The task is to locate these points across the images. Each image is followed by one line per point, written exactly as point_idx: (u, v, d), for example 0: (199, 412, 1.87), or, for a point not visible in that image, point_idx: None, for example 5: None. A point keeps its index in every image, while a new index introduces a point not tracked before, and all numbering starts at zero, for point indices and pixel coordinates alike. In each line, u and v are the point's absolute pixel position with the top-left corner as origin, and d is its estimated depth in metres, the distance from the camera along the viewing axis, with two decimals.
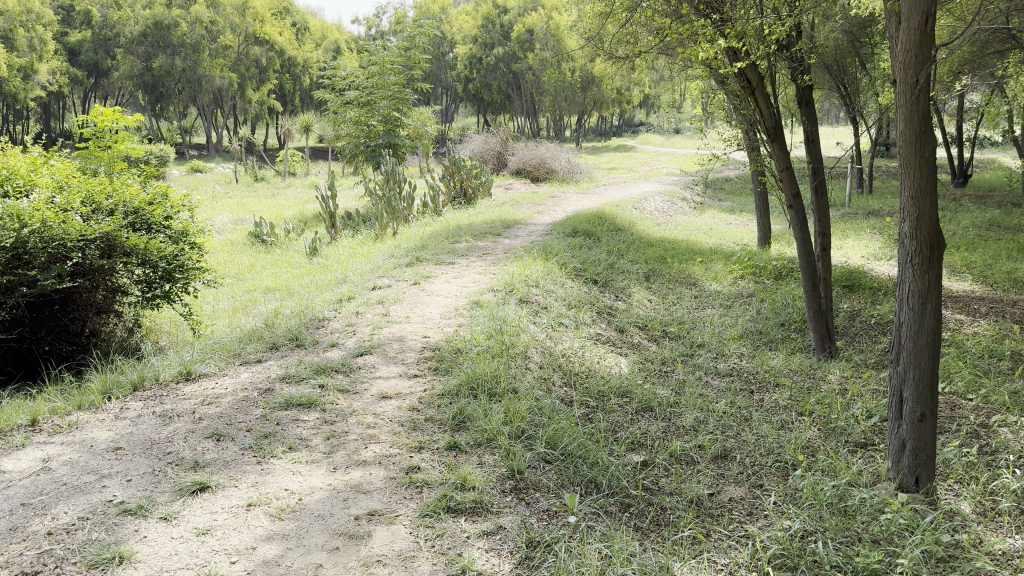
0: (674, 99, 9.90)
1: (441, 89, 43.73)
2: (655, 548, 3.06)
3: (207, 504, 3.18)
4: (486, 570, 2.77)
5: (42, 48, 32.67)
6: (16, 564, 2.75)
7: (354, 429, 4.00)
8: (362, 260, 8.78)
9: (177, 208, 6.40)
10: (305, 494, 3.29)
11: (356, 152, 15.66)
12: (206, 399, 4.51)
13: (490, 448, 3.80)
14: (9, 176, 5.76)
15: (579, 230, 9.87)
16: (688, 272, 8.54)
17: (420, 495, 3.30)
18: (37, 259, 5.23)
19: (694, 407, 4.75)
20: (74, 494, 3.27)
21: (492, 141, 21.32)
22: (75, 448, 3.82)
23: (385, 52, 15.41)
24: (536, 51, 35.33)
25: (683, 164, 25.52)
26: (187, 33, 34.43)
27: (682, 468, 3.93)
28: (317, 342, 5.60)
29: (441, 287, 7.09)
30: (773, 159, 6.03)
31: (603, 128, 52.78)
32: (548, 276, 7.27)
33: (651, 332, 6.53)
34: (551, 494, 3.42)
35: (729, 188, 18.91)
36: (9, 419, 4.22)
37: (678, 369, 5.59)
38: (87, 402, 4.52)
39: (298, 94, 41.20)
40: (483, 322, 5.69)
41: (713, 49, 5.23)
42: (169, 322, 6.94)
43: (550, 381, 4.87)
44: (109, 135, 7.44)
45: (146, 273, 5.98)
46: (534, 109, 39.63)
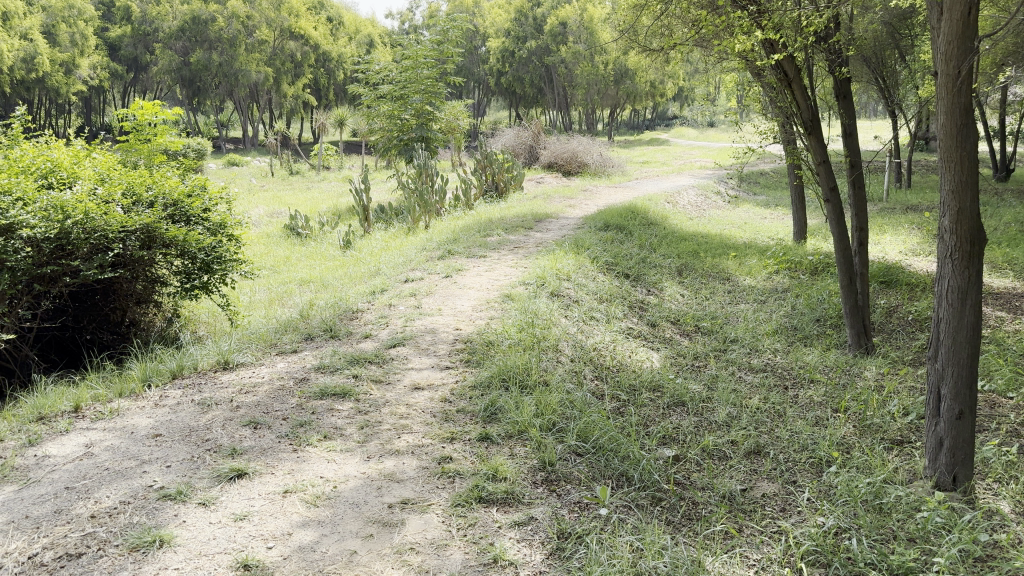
0: (709, 93, 9.81)
1: (474, 83, 43.78)
2: (687, 542, 3.05)
3: (244, 491, 3.24)
4: (518, 560, 2.79)
5: (83, 43, 33.35)
6: (61, 546, 2.83)
7: (387, 419, 4.04)
8: (395, 253, 8.85)
9: (214, 201, 6.49)
10: (339, 482, 3.34)
11: (389, 145, 15.78)
12: (243, 388, 4.58)
13: (521, 440, 3.81)
14: (53, 169, 5.90)
15: (611, 224, 9.81)
16: (722, 266, 8.48)
17: (453, 485, 3.32)
18: (79, 250, 5.34)
19: (727, 403, 4.72)
20: (116, 479, 3.36)
21: (525, 135, 21.37)
22: (116, 434, 3.91)
23: (418, 46, 15.41)
24: (569, 44, 35.21)
25: (716, 158, 25.23)
26: (224, 28, 34.90)
27: (714, 464, 3.91)
28: (351, 333, 5.66)
29: (473, 280, 7.11)
30: (810, 153, 5.94)
31: (636, 122, 52.46)
32: (580, 270, 7.25)
33: (684, 327, 6.50)
34: (582, 487, 3.43)
35: (764, 182, 18.70)
36: (54, 405, 4.34)
37: (711, 364, 5.56)
38: (129, 389, 4.62)
39: (332, 88, 41.50)
40: (514, 316, 5.70)
41: (750, 41, 5.19)
42: (208, 313, 7.06)
43: (581, 374, 4.88)
44: (149, 129, 7.59)
45: (185, 264, 6.07)
46: (567, 103, 39.46)
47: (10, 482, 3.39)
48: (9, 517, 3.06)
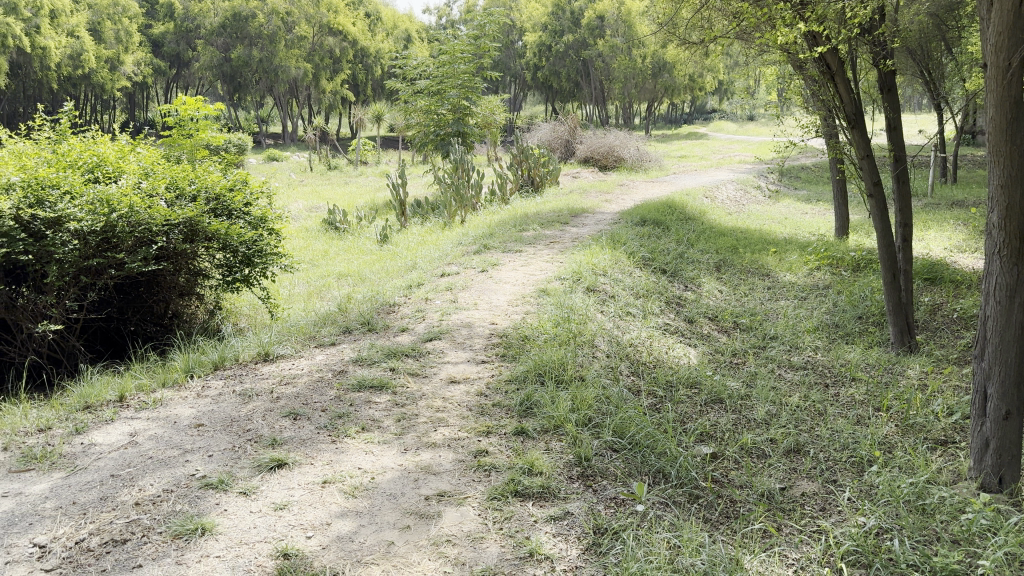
0: (749, 86, 9.69)
1: (510, 77, 43.81)
2: (724, 540, 3.02)
3: (284, 480, 3.28)
4: (555, 554, 2.79)
5: (128, 39, 34.04)
6: (106, 532, 2.90)
7: (423, 412, 4.06)
8: (431, 247, 8.91)
9: (255, 195, 6.59)
10: (377, 473, 3.37)
11: (426, 140, 15.87)
12: (283, 379, 4.65)
13: (557, 435, 3.80)
14: (99, 163, 6.02)
15: (647, 219, 9.74)
16: (761, 262, 8.37)
17: (488, 478, 3.33)
18: (124, 242, 5.44)
19: (766, 400, 4.66)
20: (160, 467, 3.43)
21: (561, 129, 21.34)
22: (160, 424, 3.98)
23: (455, 40, 15.36)
24: (606, 38, 35.07)
25: (756, 153, 24.89)
26: (264, 24, 35.37)
27: (753, 462, 3.86)
28: (388, 326, 5.70)
29: (508, 275, 7.11)
30: (853, 147, 5.83)
31: (673, 116, 52.09)
32: (616, 265, 7.21)
33: (722, 323, 6.43)
34: (618, 483, 3.42)
35: (805, 177, 18.43)
36: (100, 394, 4.45)
37: (750, 362, 5.49)
38: (172, 379, 4.71)
39: (370, 84, 41.79)
40: (550, 310, 5.69)
41: (792, 33, 5.11)
42: (248, 305, 7.17)
43: (617, 370, 4.85)
44: (191, 124, 7.71)
45: (227, 257, 6.16)
46: (603, 97, 39.30)
47: (58, 469, 3.48)
48: (57, 503, 3.14)
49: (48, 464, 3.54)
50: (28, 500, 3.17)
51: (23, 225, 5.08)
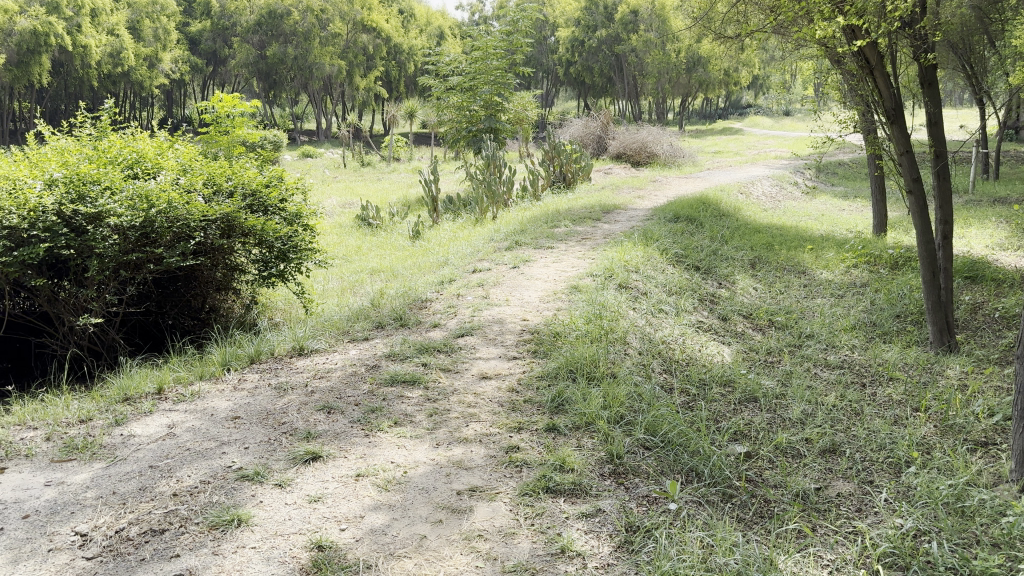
0: (786, 81, 9.56)
1: (542, 73, 43.72)
2: (759, 540, 2.99)
3: (319, 473, 3.31)
4: (586, 551, 2.78)
5: (166, 38, 34.60)
6: (146, 522, 2.95)
7: (455, 407, 4.08)
8: (463, 243, 8.93)
9: (291, 191, 6.67)
10: (410, 467, 3.39)
11: (458, 137, 15.90)
12: (317, 373, 4.70)
13: (589, 432, 3.79)
14: (139, 160, 6.12)
15: (681, 215, 9.66)
16: (797, 260, 8.27)
17: (520, 474, 3.34)
18: (163, 238, 5.53)
19: (802, 399, 4.61)
20: (197, 459, 3.48)
21: (593, 125, 21.26)
22: (197, 416, 4.05)
23: (488, 37, 15.35)
24: (640, 32, 34.82)
25: (792, 149, 24.56)
26: (299, 21, 35.72)
27: (788, 462, 3.81)
28: (420, 322, 5.73)
29: (540, 271, 7.10)
30: (892, 142, 5.73)
31: (708, 112, 51.66)
32: (648, 262, 7.17)
33: (757, 321, 6.36)
34: (651, 481, 3.40)
35: (842, 173, 18.15)
36: (139, 387, 4.53)
37: (785, 360, 5.43)
38: (209, 372, 4.79)
39: (403, 80, 41.96)
40: (582, 307, 5.68)
41: (831, 27, 5.04)
42: (283, 300, 7.25)
43: (650, 367, 4.83)
44: (228, 121, 7.82)
45: (263, 253, 6.24)
46: (636, 92, 39.02)
47: (99, 459, 3.55)
48: (98, 492, 3.20)
49: (89, 455, 3.62)
50: (70, 489, 3.24)
51: (65, 220, 5.20)
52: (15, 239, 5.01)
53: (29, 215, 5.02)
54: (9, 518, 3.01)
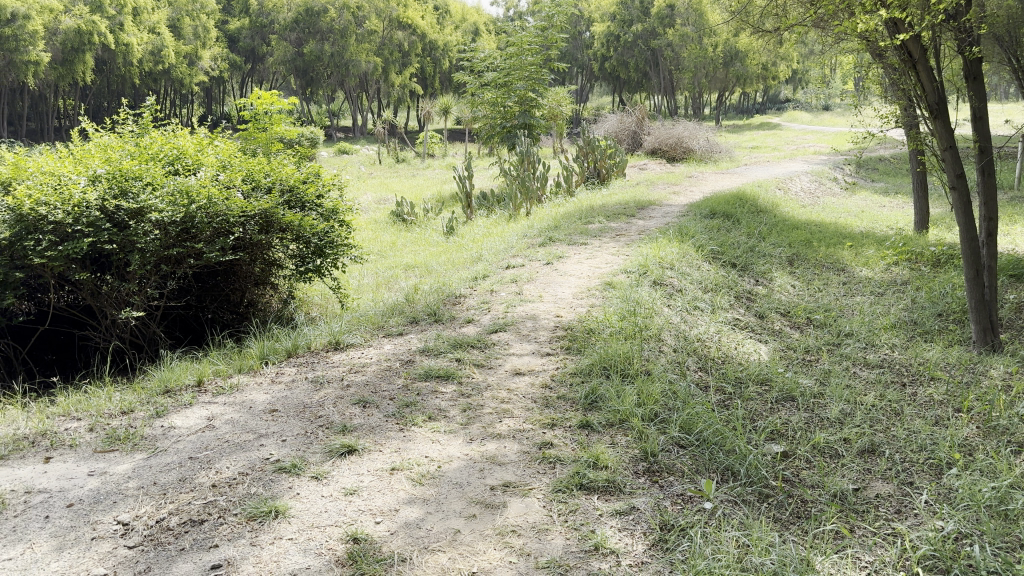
0: (825, 75, 9.41)
1: (577, 68, 43.60)
2: (795, 540, 2.96)
3: (354, 466, 3.35)
4: (620, 548, 2.77)
5: (205, 35, 35.14)
6: (185, 512, 3.01)
7: (488, 403, 4.09)
8: (496, 239, 8.95)
9: (328, 187, 6.74)
10: (444, 462, 3.41)
11: (492, 132, 15.91)
12: (353, 367, 4.74)
13: (623, 430, 3.78)
14: (179, 156, 6.22)
15: (717, 212, 9.59)
16: (836, 257, 8.15)
17: (554, 470, 3.34)
18: (203, 233, 5.62)
19: (840, 399, 4.54)
20: (236, 450, 3.54)
21: (628, 120, 21.14)
22: (235, 408, 4.12)
23: (523, 32, 15.31)
24: (677, 27, 34.60)
25: (831, 144, 24.15)
26: (336, 19, 36.04)
27: (825, 461, 3.77)
28: (454, 317, 5.75)
29: (573, 267, 7.08)
30: (936, 138, 5.62)
31: (745, 107, 51.08)
32: (684, 259, 7.10)
33: (795, 319, 6.29)
34: (686, 479, 3.38)
35: (882, 168, 17.83)
36: (180, 379, 4.62)
37: (823, 359, 5.36)
38: (248, 365, 4.86)
39: (438, 77, 42.09)
40: (616, 303, 5.65)
41: (873, 20, 4.97)
42: (320, 295, 7.33)
43: (685, 365, 4.80)
44: (266, 118, 7.92)
45: (300, 248, 6.31)
46: (672, 87, 38.73)
47: (140, 450, 3.63)
48: (140, 483, 3.27)
49: (131, 446, 3.69)
50: (113, 479, 3.31)
51: (108, 215, 5.30)
52: (60, 234, 5.13)
53: (73, 210, 5.13)
54: (54, 506, 3.09)
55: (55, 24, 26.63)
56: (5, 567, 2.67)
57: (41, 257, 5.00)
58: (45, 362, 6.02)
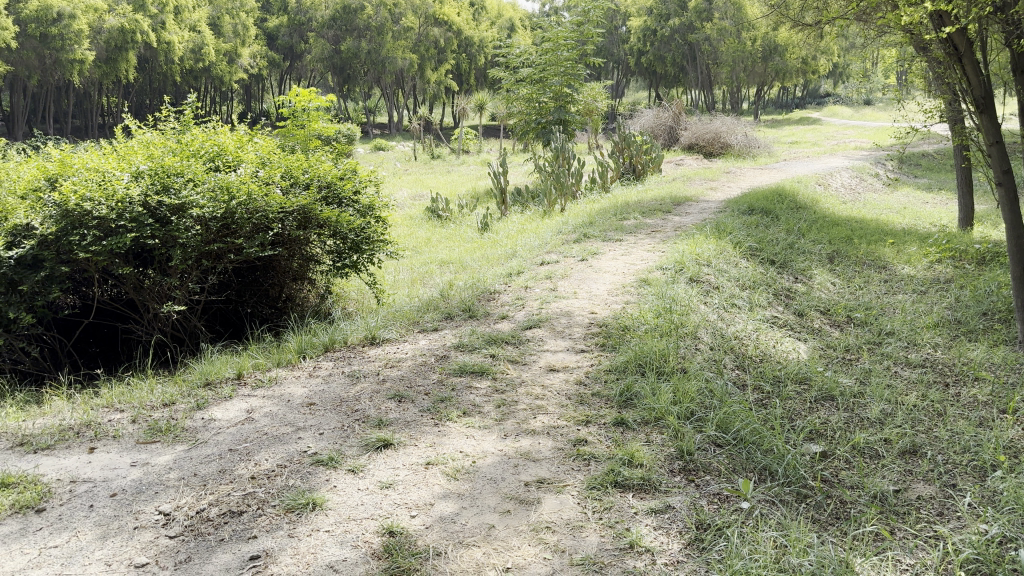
0: (867, 69, 9.23)
1: (613, 63, 43.41)
2: (834, 541, 2.92)
3: (390, 461, 3.37)
4: (655, 547, 2.76)
5: (244, 33, 35.64)
6: (225, 503, 3.06)
7: (523, 399, 4.09)
8: (531, 235, 8.95)
9: (364, 183, 6.78)
10: (478, 457, 3.42)
11: (527, 129, 15.91)
12: (388, 362, 4.78)
13: (658, 427, 3.76)
14: (220, 153, 6.31)
15: (755, 208, 9.48)
16: (877, 254, 8.01)
17: (588, 467, 3.33)
18: (243, 229, 5.69)
19: (881, 399, 4.46)
20: (275, 443, 3.59)
21: (665, 115, 21.00)
22: (274, 401, 4.18)
23: (559, 27, 15.26)
24: (714, 21, 34.38)
25: (872, 139, 23.68)
26: (372, 16, 36.34)
27: (865, 462, 3.71)
28: (488, 313, 5.77)
29: (608, 264, 7.06)
30: (982, 133, 5.50)
31: (784, 102, 50.42)
32: (721, 255, 7.04)
33: (835, 317, 6.19)
34: (723, 479, 3.34)
35: (926, 164, 17.47)
36: (220, 372, 4.70)
37: (864, 358, 5.27)
38: (286, 359, 4.92)
39: (473, 73, 42.19)
40: (652, 300, 5.61)
41: (918, 13, 4.88)
42: (356, 290, 7.40)
43: (721, 363, 4.75)
44: (304, 114, 8.00)
45: (337, 244, 6.38)
46: (709, 82, 38.36)
47: (181, 441, 3.69)
48: (180, 474, 3.33)
49: (172, 437, 3.76)
50: (155, 470, 3.38)
51: (151, 210, 5.40)
52: (104, 230, 5.23)
53: (117, 206, 5.23)
54: (98, 495, 3.16)
55: (99, 23, 27.23)
56: (51, 554, 2.73)
57: (86, 251, 5.10)
58: (89, 354, 6.17)
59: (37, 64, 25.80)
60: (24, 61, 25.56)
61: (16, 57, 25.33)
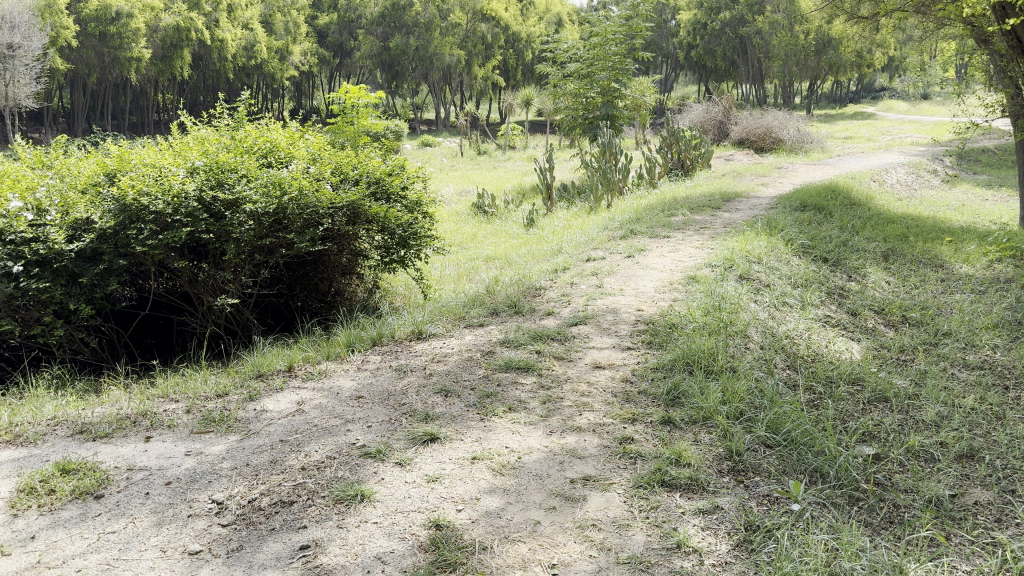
0: (925, 61, 9.01)
1: (662, 58, 43.07)
2: (887, 545, 2.86)
3: (436, 454, 3.40)
4: (703, 547, 2.73)
5: (295, 30, 36.24)
6: (276, 493, 3.12)
7: (569, 395, 4.09)
8: (577, 231, 8.92)
9: (412, 179, 6.84)
10: (523, 453, 3.43)
11: (574, 124, 15.86)
12: (435, 357, 4.81)
13: (706, 427, 3.72)
14: (272, 149, 6.41)
15: (808, 204, 9.31)
16: (934, 253, 7.80)
17: (634, 466, 3.31)
18: (294, 223, 5.79)
19: (937, 401, 4.35)
20: (324, 434, 3.65)
21: (715, 110, 20.79)
22: (323, 394, 4.24)
23: (607, 22, 15.19)
24: (766, 14, 33.98)
25: (930, 134, 23.03)
26: (421, 12, 36.64)
27: (921, 466, 3.62)
28: (534, 309, 5.77)
29: (655, 260, 7.00)
30: None
31: (838, 95, 49.45)
32: (772, 253, 6.93)
33: (889, 317, 6.05)
34: (773, 480, 3.30)
35: (986, 160, 16.96)
36: (271, 364, 4.79)
37: (919, 359, 5.15)
38: (335, 352, 4.99)
39: (521, 69, 42.24)
40: (700, 298, 5.55)
41: None
42: (404, 285, 7.48)
43: (772, 363, 4.69)
44: (354, 112, 8.10)
45: (385, 239, 6.44)
46: (761, 76, 37.75)
47: (234, 432, 3.77)
48: (233, 463, 3.41)
49: (225, 427, 3.85)
50: (208, 460, 3.46)
51: (206, 205, 5.52)
52: (161, 224, 5.35)
53: (173, 201, 5.35)
54: (153, 483, 3.25)
55: (156, 21, 27.95)
56: (109, 539, 2.82)
57: (143, 245, 5.24)
58: (145, 346, 6.31)
59: (96, 62, 26.67)
60: (85, 58, 26.46)
61: (77, 56, 26.24)
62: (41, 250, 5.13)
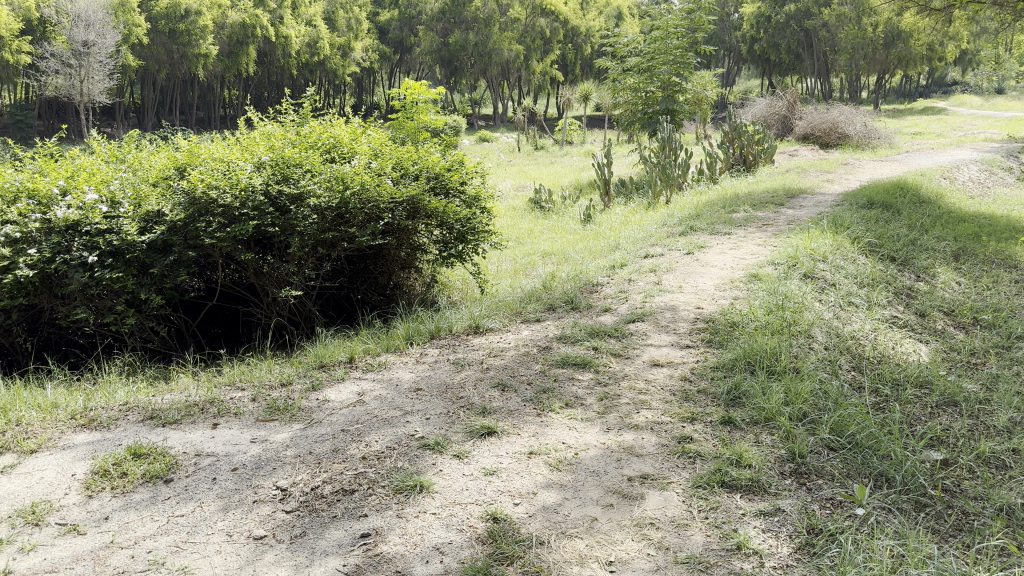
0: (1003, 53, 8.66)
1: (724, 51, 42.46)
2: (956, 554, 2.78)
3: (493, 448, 3.43)
4: (763, 550, 2.70)
5: (357, 27, 36.77)
6: (338, 481, 3.18)
7: (626, 393, 4.07)
8: (635, 228, 8.87)
9: (471, 174, 6.88)
10: (580, 449, 3.43)
11: (634, 118, 15.73)
12: (492, 352, 4.84)
13: (768, 428, 3.67)
14: (335, 144, 6.52)
15: (875, 202, 9.06)
16: (1009, 253, 7.52)
17: (693, 465, 3.29)
18: (356, 218, 5.89)
19: (1010, 407, 4.21)
20: (383, 426, 3.71)
21: (778, 104, 20.41)
22: (383, 386, 4.31)
23: (669, 16, 14.99)
24: (833, 6, 33.30)
25: (1007, 130, 22.19)
26: (480, 7, 36.82)
27: (991, 472, 3.51)
28: (591, 306, 5.75)
29: (715, 258, 6.90)
30: None
31: (907, 89, 47.97)
32: (837, 251, 6.77)
33: (960, 319, 5.86)
34: (835, 483, 3.24)
35: None
36: (333, 355, 4.89)
37: (991, 362, 4.98)
38: (394, 345, 5.07)
39: (579, 64, 42.09)
40: (762, 297, 5.46)
41: None
42: (461, 280, 7.54)
43: (836, 364, 4.59)
44: (415, 108, 8.17)
45: (443, 234, 6.50)
46: (827, 70, 36.86)
47: (297, 421, 3.86)
48: (296, 452, 3.49)
49: (289, 416, 3.94)
50: (273, 447, 3.55)
51: (271, 199, 5.65)
52: (228, 217, 5.50)
53: (240, 195, 5.49)
54: (221, 469, 3.35)
55: (222, 19, 28.68)
56: (178, 522, 2.92)
57: (211, 237, 5.39)
58: (212, 335, 6.49)
59: (166, 59, 27.50)
60: (155, 55, 27.31)
61: (148, 53, 27.11)
62: (115, 241, 5.32)
